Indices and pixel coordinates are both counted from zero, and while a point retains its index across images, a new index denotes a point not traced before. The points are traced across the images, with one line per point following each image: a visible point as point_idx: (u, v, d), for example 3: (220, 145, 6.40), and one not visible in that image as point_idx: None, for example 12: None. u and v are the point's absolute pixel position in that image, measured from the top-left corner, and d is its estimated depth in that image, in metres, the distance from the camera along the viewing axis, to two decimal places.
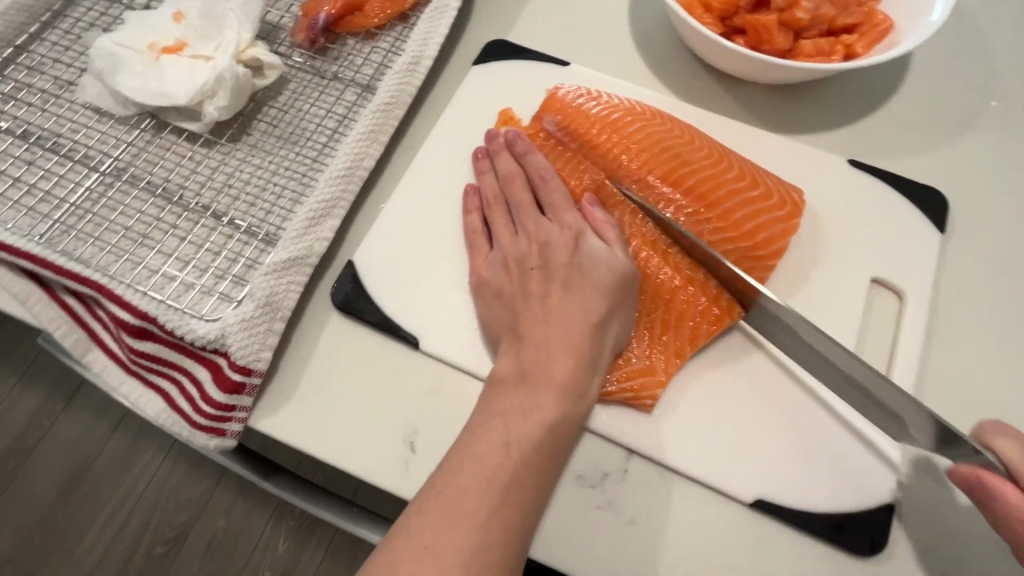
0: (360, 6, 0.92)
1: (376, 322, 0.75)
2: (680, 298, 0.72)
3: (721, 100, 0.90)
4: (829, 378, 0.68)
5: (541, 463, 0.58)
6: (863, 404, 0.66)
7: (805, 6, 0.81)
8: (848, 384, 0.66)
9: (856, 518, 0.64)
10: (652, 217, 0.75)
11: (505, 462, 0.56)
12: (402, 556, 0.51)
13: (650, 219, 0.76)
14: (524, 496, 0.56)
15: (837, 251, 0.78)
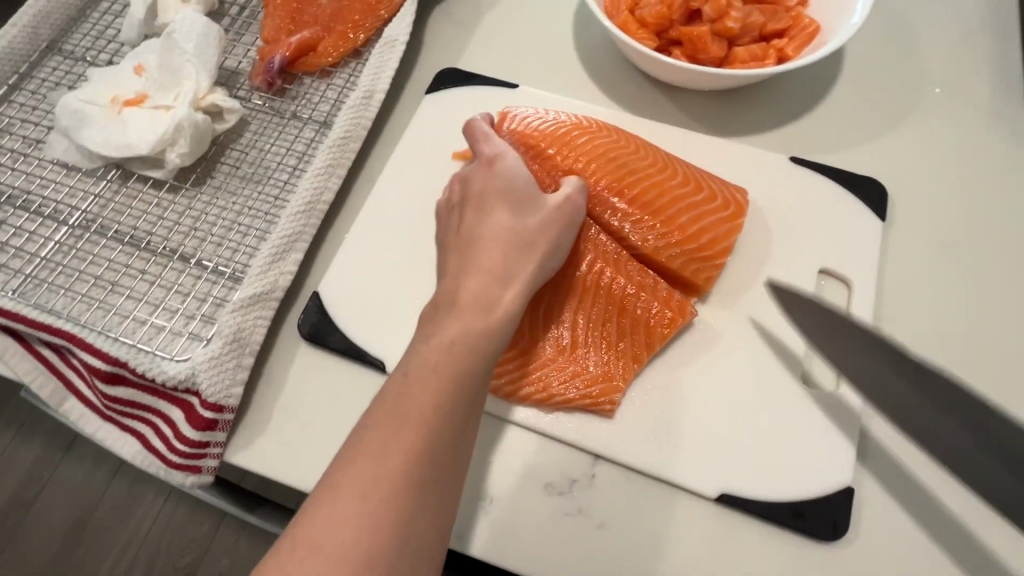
0: (314, 47, 0.96)
1: (343, 349, 0.77)
2: (634, 305, 0.74)
3: (665, 110, 0.94)
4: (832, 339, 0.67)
5: (468, 385, 0.55)
6: (839, 334, 0.66)
7: (734, 16, 0.85)
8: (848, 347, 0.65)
9: (817, 504, 0.66)
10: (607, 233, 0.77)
11: (450, 374, 0.54)
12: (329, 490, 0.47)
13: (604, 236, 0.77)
14: (465, 425, 0.53)
15: (785, 245, 0.81)
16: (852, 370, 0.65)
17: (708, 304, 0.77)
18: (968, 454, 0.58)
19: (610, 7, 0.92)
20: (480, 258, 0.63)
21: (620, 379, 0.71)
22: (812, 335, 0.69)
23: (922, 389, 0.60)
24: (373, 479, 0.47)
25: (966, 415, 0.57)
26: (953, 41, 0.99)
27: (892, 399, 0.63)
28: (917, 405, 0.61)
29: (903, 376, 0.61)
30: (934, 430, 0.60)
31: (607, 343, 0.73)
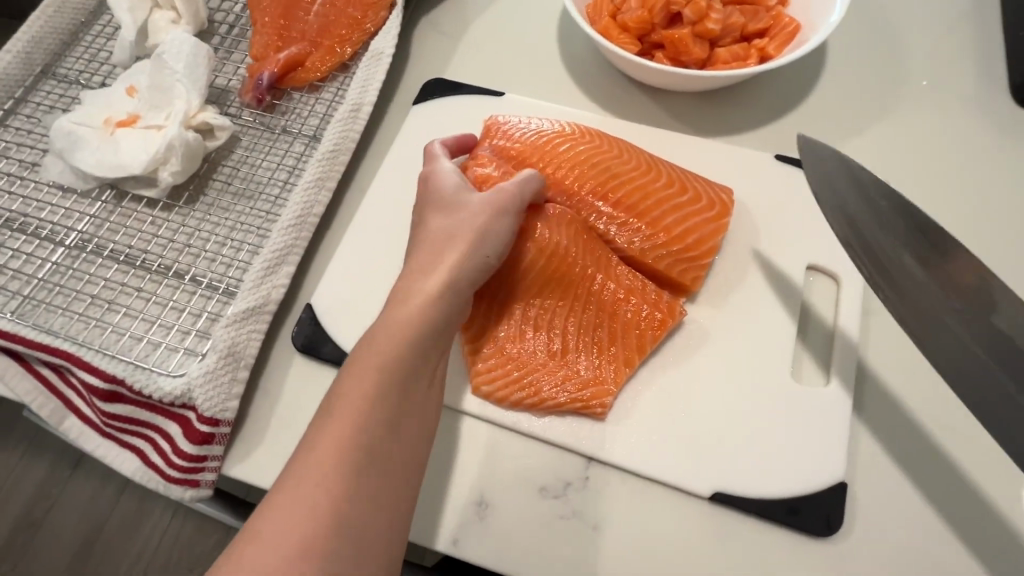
0: (301, 62, 0.97)
1: (337, 360, 0.78)
2: (623, 309, 0.75)
3: (650, 112, 0.95)
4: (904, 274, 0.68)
5: (399, 385, 0.58)
6: (855, 195, 0.72)
7: (714, 18, 0.85)
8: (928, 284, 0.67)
9: (812, 500, 0.66)
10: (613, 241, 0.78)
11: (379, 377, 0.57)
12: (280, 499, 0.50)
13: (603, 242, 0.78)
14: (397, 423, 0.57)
15: (772, 242, 0.81)
16: (847, 223, 0.71)
17: (697, 304, 0.78)
18: (932, 310, 0.65)
19: (592, 14, 0.94)
20: (415, 266, 0.65)
21: (611, 383, 0.72)
22: (816, 189, 0.74)
23: (921, 249, 0.69)
24: (315, 484, 0.50)
25: (949, 279, 0.67)
26: (936, 33, 1.00)
27: (878, 251, 0.69)
28: (903, 263, 0.68)
29: (907, 237, 0.69)
30: (907, 287, 0.67)
31: (597, 347, 0.74)
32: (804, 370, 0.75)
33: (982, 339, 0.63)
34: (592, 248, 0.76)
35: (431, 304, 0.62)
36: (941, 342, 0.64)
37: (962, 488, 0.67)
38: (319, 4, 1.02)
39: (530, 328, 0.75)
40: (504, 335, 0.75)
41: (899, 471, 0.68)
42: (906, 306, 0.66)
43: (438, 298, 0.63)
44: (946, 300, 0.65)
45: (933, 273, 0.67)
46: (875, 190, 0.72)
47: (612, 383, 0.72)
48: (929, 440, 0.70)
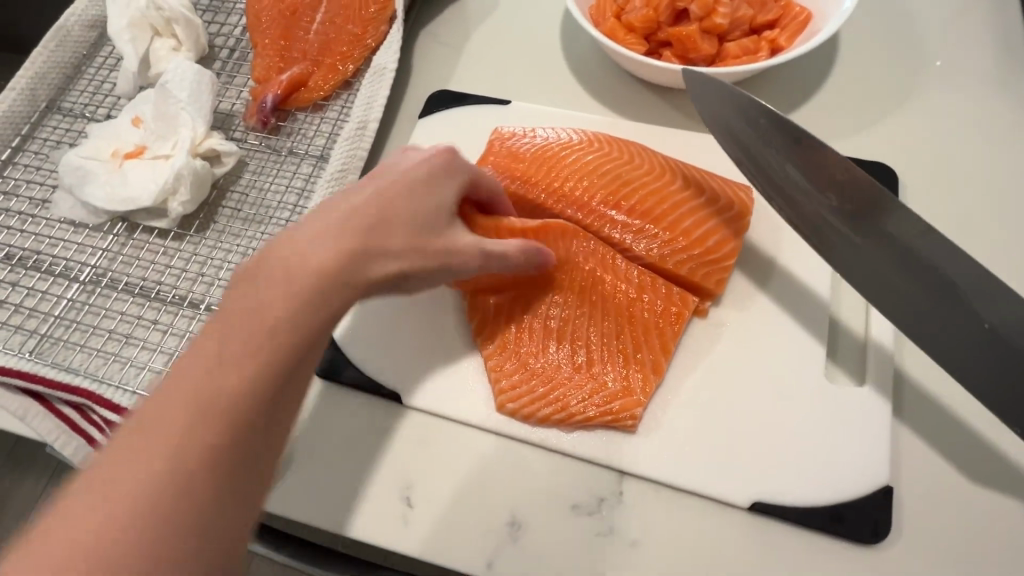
0: (304, 82, 0.96)
1: (357, 383, 0.76)
2: (640, 312, 0.74)
3: (661, 111, 0.93)
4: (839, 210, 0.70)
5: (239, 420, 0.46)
6: (736, 115, 0.76)
7: (722, 12, 0.84)
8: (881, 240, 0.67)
9: (856, 505, 0.64)
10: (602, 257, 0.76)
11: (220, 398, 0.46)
12: (52, 533, 0.39)
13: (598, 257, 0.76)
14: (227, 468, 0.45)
15: (796, 241, 0.79)
16: (738, 148, 0.77)
17: (723, 306, 0.76)
18: (817, 216, 0.71)
19: (596, 16, 0.92)
20: (305, 255, 0.53)
21: (640, 394, 0.70)
22: (709, 120, 0.79)
23: (799, 155, 0.72)
24: (88, 528, 0.39)
25: (830, 183, 0.71)
26: (949, 14, 0.97)
27: (769, 172, 0.74)
28: (788, 175, 0.73)
29: (784, 147, 0.73)
30: (796, 200, 0.72)
31: (625, 356, 0.72)
32: (837, 372, 0.73)
33: (889, 254, 0.66)
34: (592, 251, 0.76)
35: (325, 280, 0.52)
36: (841, 254, 0.69)
37: (1009, 484, 0.65)
38: (319, 23, 1.01)
39: (551, 341, 0.74)
40: (527, 350, 0.74)
41: (943, 470, 0.66)
42: (799, 218, 0.72)
43: (304, 302, 0.51)
44: (829, 204, 0.70)
45: (812, 175, 0.71)
46: (753, 109, 0.75)
47: (641, 394, 0.70)
48: (970, 435, 0.68)
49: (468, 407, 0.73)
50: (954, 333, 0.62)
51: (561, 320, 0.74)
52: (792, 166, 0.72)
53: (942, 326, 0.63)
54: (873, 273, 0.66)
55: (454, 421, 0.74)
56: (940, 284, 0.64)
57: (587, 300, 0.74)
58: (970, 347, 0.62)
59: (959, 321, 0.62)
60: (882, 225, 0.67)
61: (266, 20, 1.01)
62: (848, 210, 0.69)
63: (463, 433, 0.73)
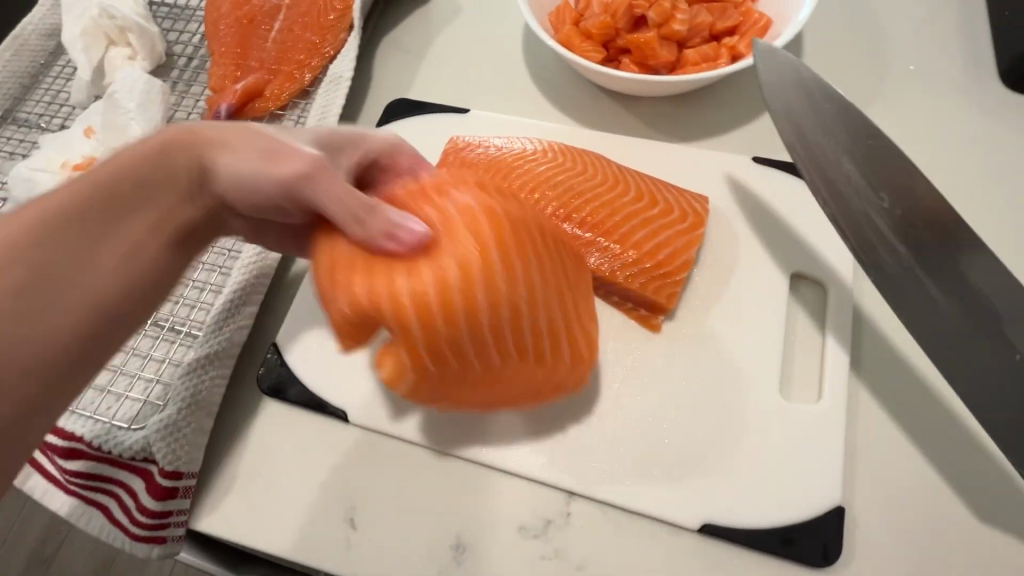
0: (260, 91, 0.95)
1: (303, 400, 0.74)
2: (575, 268, 0.63)
3: (622, 119, 0.91)
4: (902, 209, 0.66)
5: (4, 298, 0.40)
6: (801, 96, 0.71)
7: (679, 19, 0.83)
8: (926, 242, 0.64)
9: (806, 527, 0.62)
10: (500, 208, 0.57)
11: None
12: None
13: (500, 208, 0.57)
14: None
15: (754, 253, 0.77)
16: (794, 129, 0.69)
17: (678, 319, 0.74)
18: (866, 216, 0.65)
19: (555, 22, 0.90)
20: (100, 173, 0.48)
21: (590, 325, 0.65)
22: (772, 99, 0.71)
23: (858, 150, 0.68)
24: None
25: (884, 185, 0.67)
26: (917, 19, 0.95)
27: (820, 161, 0.68)
28: (841, 167, 0.67)
29: (848, 140, 0.69)
30: (844, 193, 0.66)
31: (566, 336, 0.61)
32: (793, 388, 0.71)
33: (923, 257, 0.63)
34: (491, 198, 0.57)
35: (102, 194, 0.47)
36: (879, 258, 0.64)
37: (967, 503, 0.63)
38: (278, 30, 1.00)
39: (471, 330, 0.54)
40: (443, 343, 0.54)
41: (901, 490, 0.64)
42: (842, 212, 0.65)
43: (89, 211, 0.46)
44: (880, 206, 0.66)
45: (867, 172, 0.67)
46: (822, 93, 0.71)
47: (585, 341, 0.63)
48: (930, 455, 0.65)
49: (415, 425, 0.72)
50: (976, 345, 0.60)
51: (487, 292, 0.53)
52: (847, 160, 0.68)
53: (959, 340, 0.60)
54: (904, 282, 0.63)
55: (401, 440, 0.72)
56: (974, 296, 0.62)
57: (514, 260, 0.55)
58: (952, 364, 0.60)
59: (986, 334, 0.60)
60: (928, 235, 0.64)
61: (224, 27, 0.99)
62: (900, 213, 0.65)
63: (410, 450, 0.71)
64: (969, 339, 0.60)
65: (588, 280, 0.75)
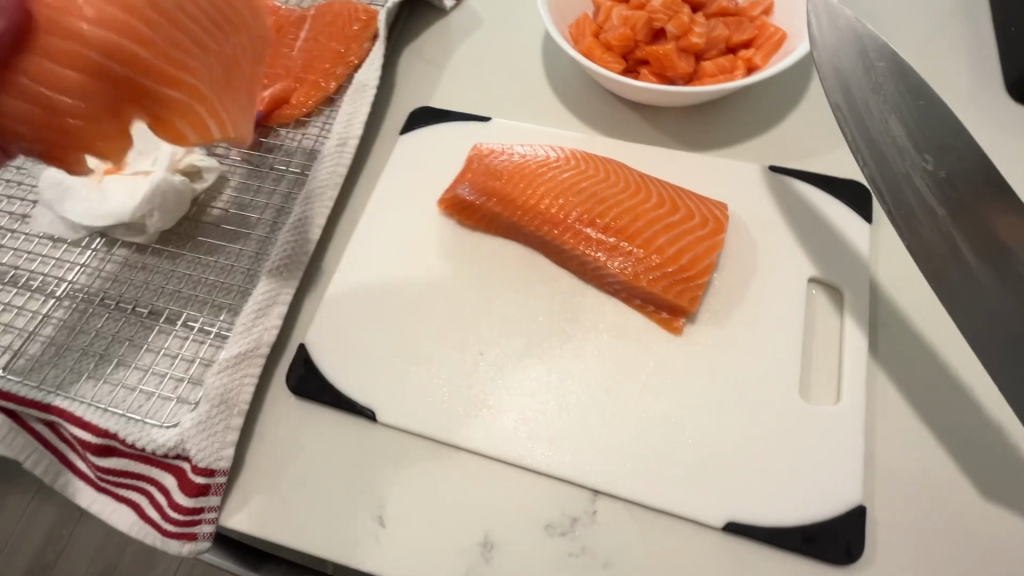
0: (286, 99, 0.97)
1: (332, 400, 0.75)
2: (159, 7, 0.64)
3: (640, 128, 0.94)
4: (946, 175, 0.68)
5: None
6: (854, 55, 0.72)
7: (698, 32, 0.86)
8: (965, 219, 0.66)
9: (829, 526, 0.64)
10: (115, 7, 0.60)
11: None
12: None
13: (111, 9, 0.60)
14: None
15: (771, 258, 0.79)
16: (842, 88, 0.71)
17: (699, 322, 0.75)
18: (906, 176, 0.68)
19: (575, 34, 0.93)
20: None
21: (199, 72, 0.70)
22: (824, 59, 0.73)
23: (906, 110, 0.70)
24: None
25: (928, 146, 0.69)
26: (923, 34, 0.98)
27: (865, 121, 0.70)
28: (887, 126, 0.70)
29: (897, 99, 0.71)
30: (886, 153, 0.69)
31: (156, 120, 0.69)
32: (812, 391, 0.72)
33: (965, 231, 0.66)
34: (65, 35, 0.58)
35: None
36: (915, 221, 0.67)
37: (985, 503, 0.64)
38: (304, 40, 1.03)
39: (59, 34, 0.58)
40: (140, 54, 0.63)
41: (919, 490, 0.66)
42: (882, 173, 0.68)
43: None
44: (923, 166, 0.68)
45: (913, 133, 0.69)
46: (874, 50, 0.72)
47: (171, 86, 0.67)
48: (948, 456, 0.67)
49: (441, 424, 0.73)
50: (1008, 318, 0.62)
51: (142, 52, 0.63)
52: (893, 121, 0.70)
53: (991, 311, 0.63)
54: (939, 247, 0.66)
55: (428, 440, 0.73)
56: (1009, 262, 0.64)
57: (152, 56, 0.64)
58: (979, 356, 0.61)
59: (1018, 303, 0.63)
60: (971, 202, 0.67)
61: None
62: (941, 174, 0.68)
63: (437, 450, 0.73)
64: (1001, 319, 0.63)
65: (614, 282, 0.76)
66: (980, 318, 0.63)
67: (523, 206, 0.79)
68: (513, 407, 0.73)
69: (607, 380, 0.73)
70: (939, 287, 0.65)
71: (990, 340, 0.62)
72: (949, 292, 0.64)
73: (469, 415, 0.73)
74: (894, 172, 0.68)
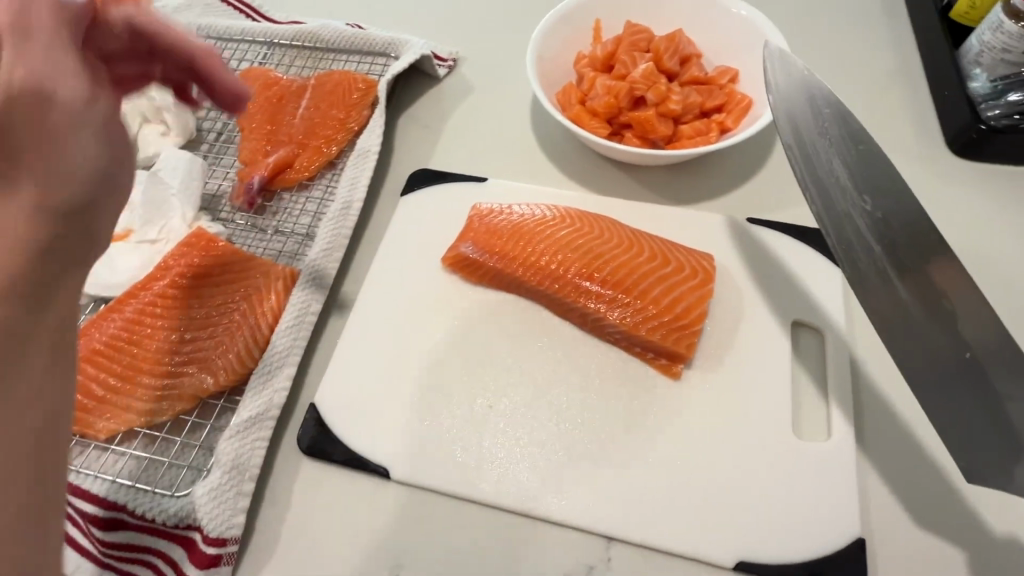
0: (290, 163, 1.01)
1: (344, 459, 0.76)
2: (204, 338, 0.83)
3: (627, 185, 1.01)
4: (891, 221, 0.73)
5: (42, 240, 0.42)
6: (805, 101, 0.76)
7: (675, 100, 0.95)
8: (904, 279, 0.71)
9: (831, 559, 0.67)
10: (169, 328, 0.83)
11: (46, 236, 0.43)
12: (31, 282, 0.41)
13: (149, 365, 0.80)
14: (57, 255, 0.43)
15: (756, 305, 0.85)
16: (794, 129, 0.74)
17: (695, 368, 0.80)
18: (850, 218, 0.72)
19: (562, 100, 1.00)
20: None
21: (220, 338, 0.82)
22: (779, 101, 0.75)
23: (849, 155, 0.75)
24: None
25: (869, 189, 0.74)
26: (869, 94, 1.10)
27: (814, 163, 0.73)
28: (832, 169, 0.74)
29: (839, 145, 0.75)
30: (832, 194, 0.72)
31: (185, 370, 0.80)
32: (804, 428, 0.77)
33: (903, 282, 0.71)
34: (140, 348, 0.81)
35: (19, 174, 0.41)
36: (857, 258, 0.71)
37: (969, 528, 0.69)
38: (305, 108, 1.08)
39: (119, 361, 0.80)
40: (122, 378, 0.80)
41: (913, 519, 0.70)
42: (829, 213, 0.71)
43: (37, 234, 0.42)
44: (863, 208, 0.73)
45: (855, 176, 0.74)
46: (822, 98, 0.77)
47: (204, 351, 0.81)
48: (931, 483, 0.72)
49: (456, 479, 0.74)
50: (936, 352, 0.68)
51: (181, 351, 0.82)
52: (835, 163, 0.74)
53: (924, 345, 0.68)
54: (875, 282, 0.70)
55: (443, 494, 0.74)
56: (936, 300, 0.71)
57: (179, 354, 0.81)
58: (938, 397, 0.67)
59: (946, 342, 0.68)
60: (910, 248, 0.72)
61: (254, 106, 1.08)
62: (880, 216, 0.73)
63: (451, 504, 0.74)
64: (945, 372, 0.67)
65: (614, 330, 0.80)
66: (912, 353, 0.68)
67: (523, 262, 0.84)
68: (525, 458, 0.75)
69: (614, 427, 0.76)
70: (879, 323, 0.69)
71: (920, 373, 0.67)
72: (881, 325, 0.69)
73: (482, 467, 0.74)
74: (834, 213, 0.71)
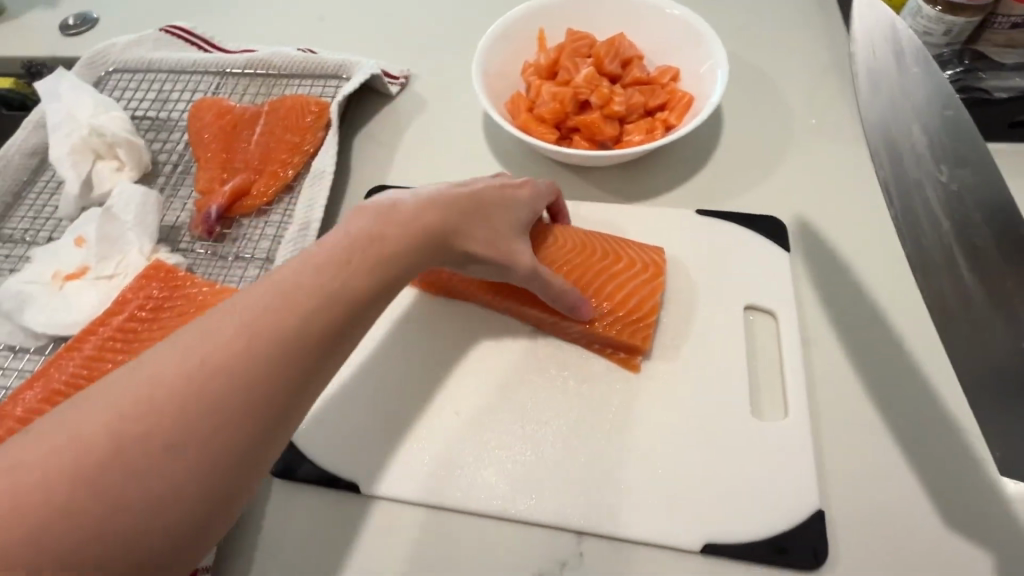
0: (247, 190, 1.02)
1: (314, 478, 0.76)
2: None
3: (578, 186, 1.03)
4: (956, 196, 0.72)
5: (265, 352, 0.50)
6: (891, 59, 0.77)
7: (617, 101, 0.97)
8: (961, 259, 0.70)
9: (795, 534, 0.69)
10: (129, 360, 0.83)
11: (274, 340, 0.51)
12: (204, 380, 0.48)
13: None
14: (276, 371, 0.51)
15: (709, 293, 0.87)
16: (874, 86, 0.75)
17: (650, 358, 0.82)
18: (920, 185, 0.72)
19: (512, 110, 1.03)
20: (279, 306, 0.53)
21: None
22: (865, 53, 0.77)
23: (930, 120, 0.75)
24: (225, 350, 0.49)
25: (944, 160, 0.73)
26: (808, 80, 1.13)
27: (892, 127, 0.74)
28: (910, 133, 0.74)
29: (920, 110, 0.75)
30: (904, 161, 0.73)
31: None
32: (763, 409, 0.79)
33: (965, 261, 0.70)
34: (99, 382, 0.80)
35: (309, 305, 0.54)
36: (920, 228, 0.71)
37: (925, 492, 0.71)
38: (259, 135, 1.09)
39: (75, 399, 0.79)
40: None
41: (869, 488, 0.72)
42: (898, 177, 0.72)
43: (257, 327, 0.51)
44: (936, 176, 0.73)
45: (935, 143, 0.74)
46: (912, 58, 0.77)
47: None
48: (886, 453, 0.74)
49: (429, 487, 0.75)
50: (993, 343, 0.66)
51: None
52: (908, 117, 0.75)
53: (985, 339, 0.66)
54: (939, 261, 0.70)
55: (415, 504, 0.75)
56: (999, 284, 0.69)
57: None
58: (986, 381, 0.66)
59: (1005, 331, 0.66)
60: (979, 227, 0.71)
61: (208, 136, 1.09)
62: (954, 188, 0.72)
63: (423, 513, 0.74)
64: (991, 352, 0.66)
65: (574, 330, 0.82)
66: (965, 340, 0.67)
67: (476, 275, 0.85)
68: (493, 462, 0.76)
69: (579, 422, 0.78)
70: (931, 293, 0.69)
71: (975, 364, 0.66)
72: (940, 305, 0.68)
73: (452, 474, 0.75)
74: (900, 179, 0.72)
